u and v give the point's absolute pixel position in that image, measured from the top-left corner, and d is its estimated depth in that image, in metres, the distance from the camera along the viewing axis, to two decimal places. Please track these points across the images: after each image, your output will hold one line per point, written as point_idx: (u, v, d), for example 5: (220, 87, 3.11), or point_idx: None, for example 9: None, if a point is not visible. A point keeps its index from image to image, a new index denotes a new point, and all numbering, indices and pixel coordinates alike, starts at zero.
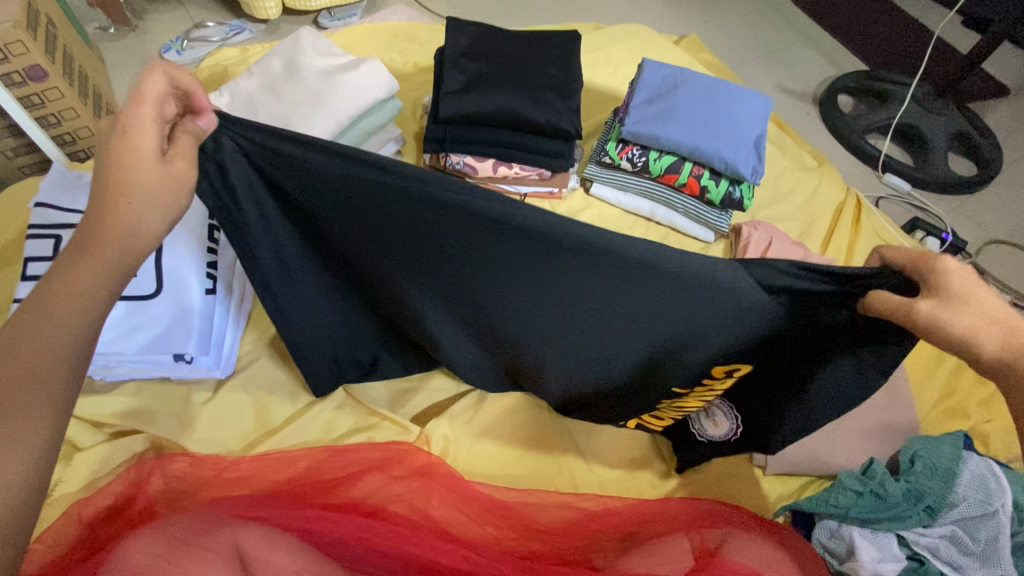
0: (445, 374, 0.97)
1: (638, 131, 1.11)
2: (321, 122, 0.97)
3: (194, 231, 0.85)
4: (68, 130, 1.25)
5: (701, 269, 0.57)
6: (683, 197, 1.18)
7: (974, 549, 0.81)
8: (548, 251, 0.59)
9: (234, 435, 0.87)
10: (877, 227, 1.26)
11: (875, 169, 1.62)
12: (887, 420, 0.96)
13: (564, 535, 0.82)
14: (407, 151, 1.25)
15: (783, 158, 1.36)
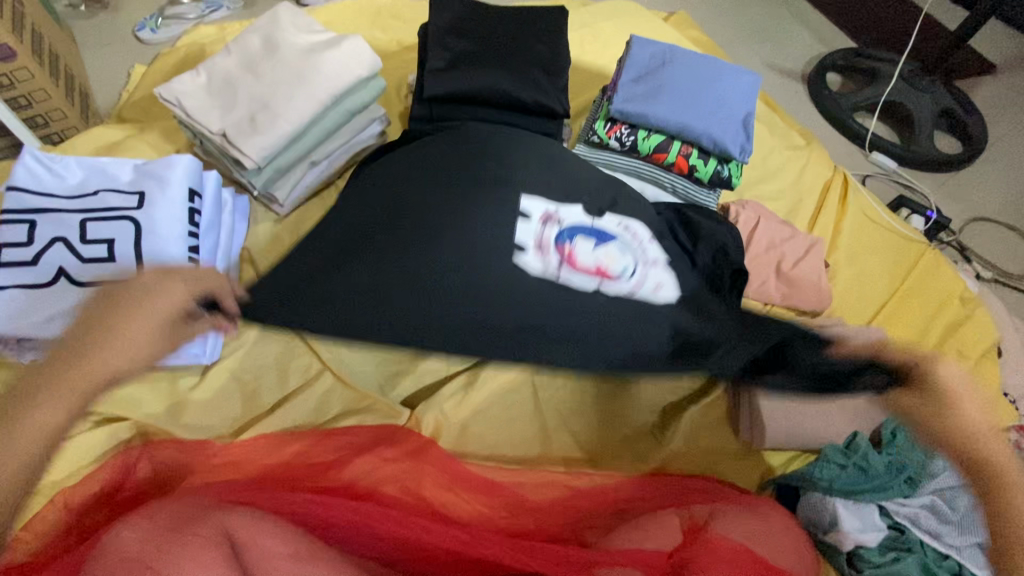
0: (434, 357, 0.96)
1: (627, 110, 1.10)
2: (302, 101, 0.94)
3: (174, 214, 0.83)
4: (41, 112, 1.21)
5: (612, 305, 0.87)
6: (672, 176, 1.17)
7: (952, 518, 0.85)
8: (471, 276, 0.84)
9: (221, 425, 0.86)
10: (864, 206, 1.26)
11: (863, 148, 1.62)
12: (870, 395, 0.98)
13: (552, 512, 0.83)
14: (392, 130, 1.21)
15: (772, 137, 1.35)
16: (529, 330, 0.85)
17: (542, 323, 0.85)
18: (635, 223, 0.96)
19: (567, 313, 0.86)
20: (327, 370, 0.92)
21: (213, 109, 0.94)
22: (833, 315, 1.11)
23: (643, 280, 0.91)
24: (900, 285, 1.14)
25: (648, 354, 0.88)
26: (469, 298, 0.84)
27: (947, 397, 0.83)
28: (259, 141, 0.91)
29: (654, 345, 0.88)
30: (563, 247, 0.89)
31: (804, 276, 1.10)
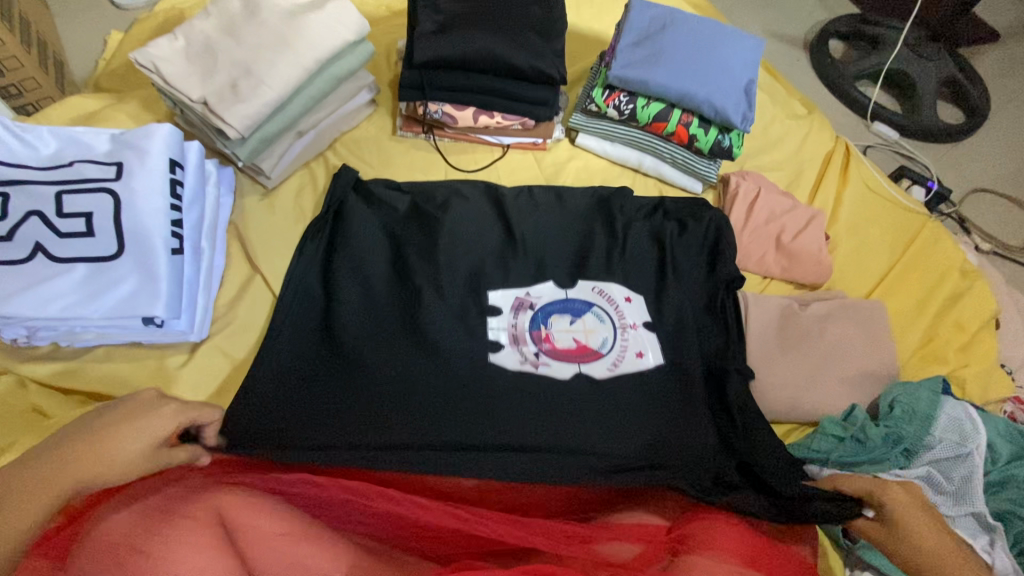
0: None
1: (626, 76, 1.06)
2: (286, 67, 0.90)
3: (155, 186, 0.79)
4: (14, 81, 1.16)
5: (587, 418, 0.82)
6: (671, 146, 1.14)
7: (948, 488, 0.85)
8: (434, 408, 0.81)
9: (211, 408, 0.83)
10: (865, 178, 1.23)
11: (865, 119, 1.59)
12: (867, 368, 0.98)
13: (549, 486, 0.82)
14: (381, 99, 1.17)
15: (773, 106, 1.32)
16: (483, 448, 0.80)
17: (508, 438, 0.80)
18: (609, 286, 0.95)
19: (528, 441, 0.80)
20: None
21: (192, 76, 0.89)
22: (832, 288, 1.09)
23: (621, 358, 0.89)
24: (900, 258, 1.12)
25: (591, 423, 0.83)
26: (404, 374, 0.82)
27: (898, 547, 0.75)
28: (242, 110, 0.87)
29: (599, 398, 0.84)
30: (539, 332, 0.90)
31: (805, 249, 1.08)
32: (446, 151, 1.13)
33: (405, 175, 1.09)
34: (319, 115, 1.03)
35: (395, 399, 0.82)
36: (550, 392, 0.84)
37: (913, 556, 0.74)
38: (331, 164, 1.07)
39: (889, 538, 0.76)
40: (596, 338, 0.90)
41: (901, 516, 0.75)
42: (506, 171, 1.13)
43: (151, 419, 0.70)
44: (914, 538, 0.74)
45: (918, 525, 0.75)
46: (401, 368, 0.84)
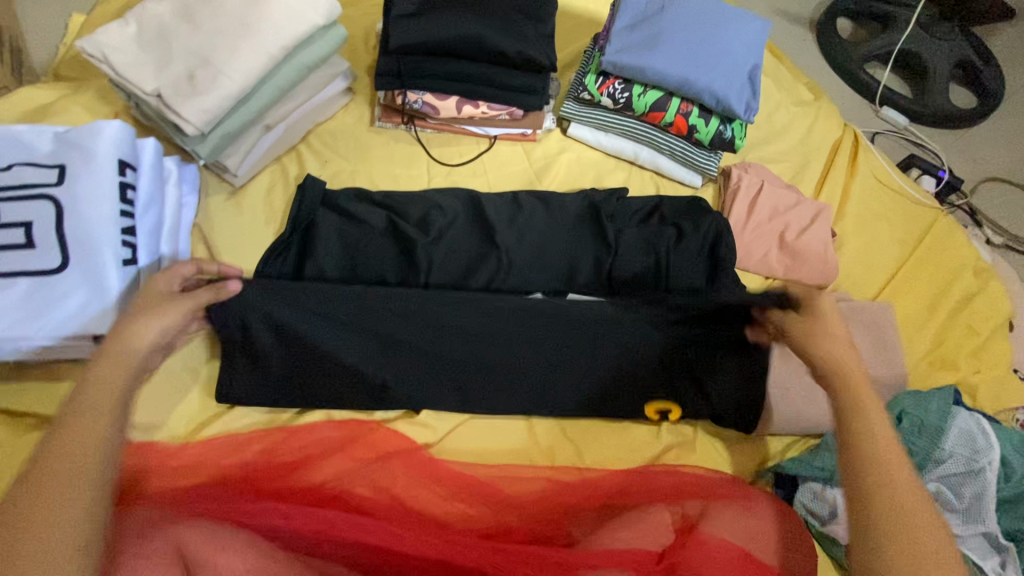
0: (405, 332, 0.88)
1: (620, 62, 0.99)
2: (248, 54, 0.82)
3: (102, 190, 0.72)
4: None
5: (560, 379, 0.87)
6: (669, 136, 1.06)
7: (957, 506, 0.81)
8: (439, 379, 0.85)
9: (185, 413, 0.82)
10: (875, 169, 1.16)
11: (873, 103, 1.51)
12: (874, 374, 0.93)
13: (536, 508, 0.78)
14: (358, 86, 1.09)
15: (779, 92, 1.24)
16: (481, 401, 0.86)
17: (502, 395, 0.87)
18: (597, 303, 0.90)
19: (514, 397, 0.87)
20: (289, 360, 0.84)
21: (145, 66, 0.81)
22: (837, 289, 1.03)
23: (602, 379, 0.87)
24: (910, 256, 1.06)
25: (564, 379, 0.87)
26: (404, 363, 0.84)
27: (851, 434, 0.61)
28: (199, 104, 0.79)
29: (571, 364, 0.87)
30: None
31: (809, 247, 1.02)
32: (429, 143, 1.06)
33: (385, 170, 1.02)
34: (289, 106, 0.95)
35: (385, 387, 0.84)
36: (533, 380, 0.86)
37: (877, 530, 0.55)
38: (304, 158, 0.99)
39: (850, 455, 0.60)
40: (582, 364, 0.87)
41: (820, 305, 0.72)
42: (494, 164, 1.06)
43: (158, 286, 0.71)
44: (872, 454, 0.59)
45: (886, 444, 0.60)
46: (400, 360, 0.84)
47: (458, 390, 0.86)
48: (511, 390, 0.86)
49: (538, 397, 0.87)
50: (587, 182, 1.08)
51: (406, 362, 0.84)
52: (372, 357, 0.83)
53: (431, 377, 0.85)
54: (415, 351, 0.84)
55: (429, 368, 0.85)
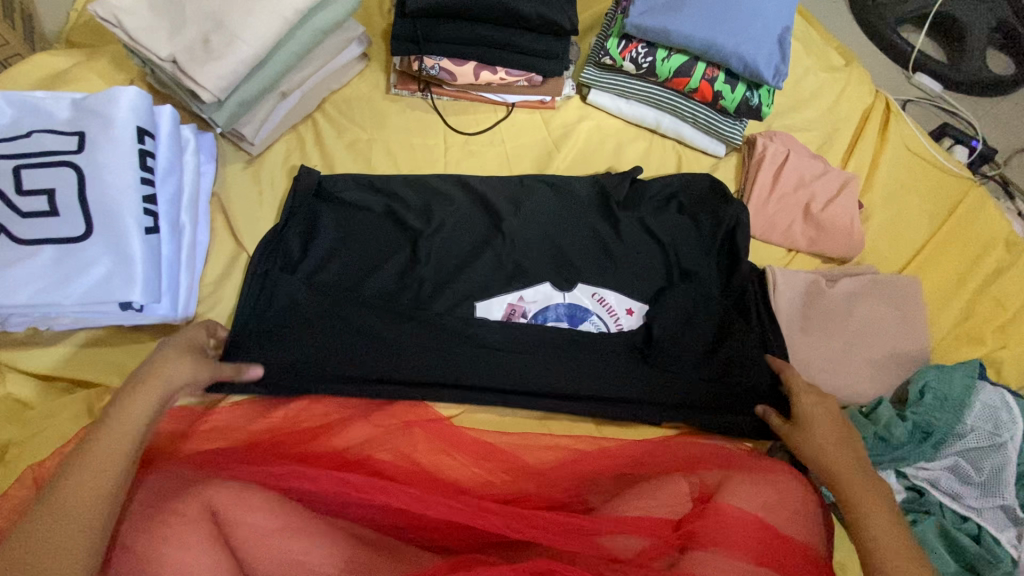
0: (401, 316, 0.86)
1: (644, 24, 0.95)
2: (263, 19, 0.80)
3: (123, 158, 0.72)
4: None
5: (563, 381, 0.86)
6: (693, 104, 1.03)
7: (975, 479, 0.81)
8: (447, 373, 0.84)
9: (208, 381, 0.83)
10: (906, 138, 1.12)
11: (906, 69, 1.45)
12: (896, 349, 0.92)
13: (554, 474, 0.79)
14: (373, 52, 1.06)
15: (807, 56, 1.19)
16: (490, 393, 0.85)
17: (510, 388, 0.85)
18: (609, 294, 0.91)
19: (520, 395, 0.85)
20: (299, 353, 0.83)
21: (160, 31, 0.80)
22: (862, 262, 1.01)
23: (607, 379, 0.87)
24: (939, 229, 1.04)
25: (566, 377, 0.86)
26: (408, 356, 0.83)
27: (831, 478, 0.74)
28: (215, 70, 0.78)
29: (569, 359, 0.87)
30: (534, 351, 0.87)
31: (835, 219, 1.00)
32: (446, 111, 1.04)
33: (401, 139, 1.00)
34: (304, 73, 0.93)
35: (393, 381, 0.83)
36: (536, 374, 0.85)
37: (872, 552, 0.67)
38: (320, 127, 0.98)
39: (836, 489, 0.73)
40: (583, 365, 0.87)
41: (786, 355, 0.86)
42: (512, 132, 1.04)
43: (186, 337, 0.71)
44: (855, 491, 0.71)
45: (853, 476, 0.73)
46: (402, 351, 0.84)
47: (468, 383, 0.84)
48: (518, 381, 0.85)
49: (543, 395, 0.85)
50: (607, 152, 1.05)
51: (410, 353, 0.84)
52: (377, 345, 0.83)
53: (441, 368, 0.84)
54: (422, 343, 0.85)
55: (434, 359, 0.84)
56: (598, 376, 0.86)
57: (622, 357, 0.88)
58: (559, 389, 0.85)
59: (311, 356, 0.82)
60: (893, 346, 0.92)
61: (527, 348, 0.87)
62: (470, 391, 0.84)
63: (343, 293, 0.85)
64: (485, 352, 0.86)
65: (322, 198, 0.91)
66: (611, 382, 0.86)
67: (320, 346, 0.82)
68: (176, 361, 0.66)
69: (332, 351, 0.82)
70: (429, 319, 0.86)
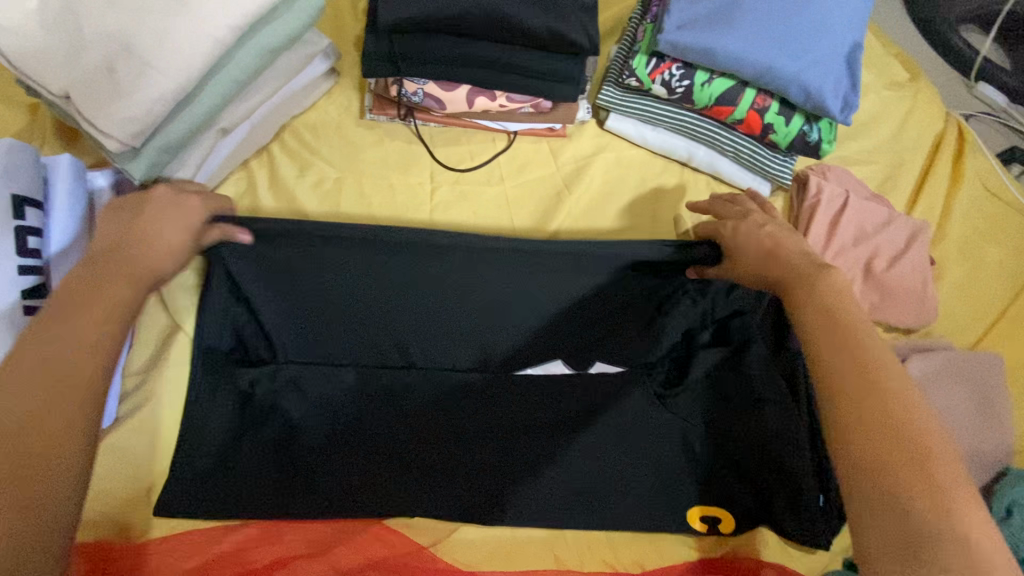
0: (383, 407, 0.73)
1: (683, 41, 0.75)
2: (186, 39, 0.60)
3: None
4: None
5: (573, 493, 0.70)
6: (735, 136, 0.85)
7: None
8: (439, 479, 0.69)
9: (125, 492, 0.65)
10: (983, 174, 0.94)
11: (966, 77, 1.26)
12: (977, 447, 0.76)
13: None
14: (343, 65, 0.86)
15: (866, 70, 1.00)
16: (490, 505, 0.69)
17: (515, 500, 0.69)
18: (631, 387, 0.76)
19: (527, 506, 0.69)
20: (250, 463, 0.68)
21: (53, 57, 0.60)
22: (932, 331, 0.85)
23: (629, 488, 0.71)
24: (1022, 290, 0.87)
25: (579, 492, 0.70)
26: (391, 459, 0.70)
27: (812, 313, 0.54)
28: (124, 113, 0.59)
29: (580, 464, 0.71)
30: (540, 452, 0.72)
31: (900, 281, 0.83)
32: (433, 140, 0.85)
33: (377, 178, 0.81)
34: (253, 102, 0.74)
35: (374, 492, 0.68)
36: (543, 483, 0.70)
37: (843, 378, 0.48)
38: (277, 164, 0.80)
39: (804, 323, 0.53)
40: (599, 474, 0.71)
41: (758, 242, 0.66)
42: (513, 168, 0.85)
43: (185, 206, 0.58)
44: (835, 320, 0.52)
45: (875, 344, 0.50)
46: (386, 453, 0.70)
47: (463, 493, 0.69)
48: (522, 490, 0.70)
49: (552, 508, 0.69)
50: (628, 191, 0.87)
51: (395, 453, 0.70)
52: (353, 445, 0.70)
53: (433, 474, 0.70)
54: (409, 442, 0.71)
55: (421, 461, 0.70)
56: (616, 486, 0.71)
57: (647, 465, 0.72)
58: (570, 506, 0.69)
59: (272, 465, 0.67)
60: (970, 443, 0.76)
61: (525, 457, 0.72)
62: (467, 506, 0.68)
63: (314, 384, 0.73)
64: (483, 452, 0.72)
65: (309, 269, 0.70)
66: (633, 495, 0.71)
67: (283, 452, 0.68)
68: (162, 226, 0.55)
69: (299, 455, 0.68)
70: (417, 411, 0.73)
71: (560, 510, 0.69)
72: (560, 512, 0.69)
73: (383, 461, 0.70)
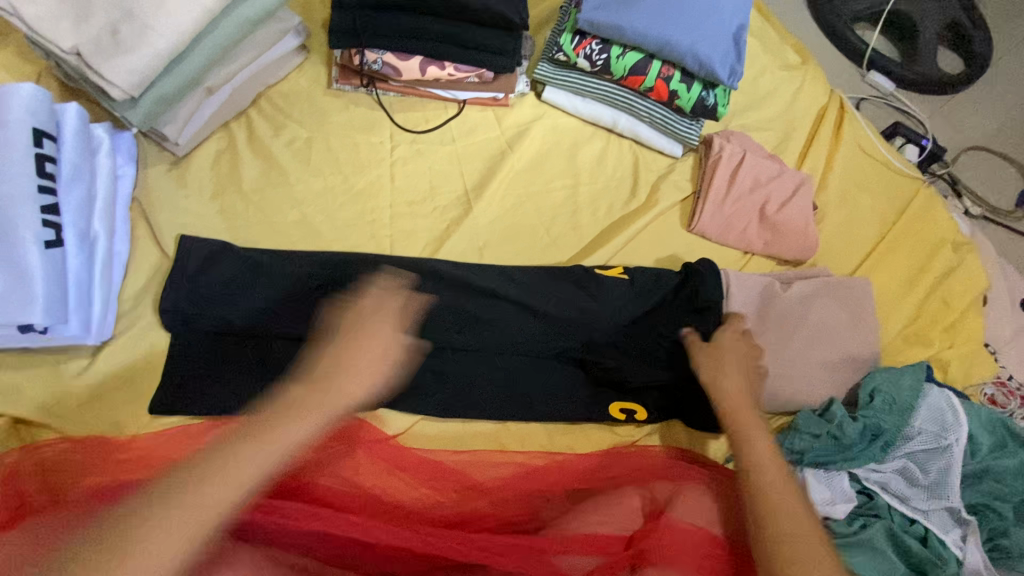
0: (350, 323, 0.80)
1: (597, 19, 0.92)
2: (181, 8, 0.73)
3: (16, 164, 0.65)
4: None
5: (513, 395, 0.83)
6: (649, 103, 1.00)
7: (922, 481, 0.82)
8: (401, 385, 0.80)
9: (123, 399, 0.75)
10: (860, 139, 1.12)
11: (859, 67, 1.46)
12: (850, 351, 0.92)
13: (507, 492, 0.75)
14: (313, 43, 0.99)
15: (763, 54, 1.18)
16: (443, 406, 0.81)
17: (465, 402, 0.82)
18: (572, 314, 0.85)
19: (474, 406, 0.82)
20: (231, 368, 0.77)
21: (61, 20, 0.71)
22: (817, 263, 1.01)
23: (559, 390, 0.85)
24: (890, 230, 1.04)
25: (519, 395, 0.83)
26: None
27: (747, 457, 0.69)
28: (126, 64, 0.71)
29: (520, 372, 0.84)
30: (485, 361, 0.83)
31: (790, 221, 0.99)
32: (393, 107, 0.98)
33: (343, 138, 0.94)
34: (233, 69, 0.86)
35: None
36: (488, 387, 0.83)
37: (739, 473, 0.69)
38: (254, 125, 0.91)
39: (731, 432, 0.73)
40: (536, 381, 0.84)
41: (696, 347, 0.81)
42: (463, 131, 0.99)
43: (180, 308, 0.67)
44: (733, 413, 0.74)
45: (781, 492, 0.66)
46: None
47: (424, 394, 0.81)
48: (472, 393, 0.82)
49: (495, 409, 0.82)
50: (563, 152, 1.02)
51: None
52: (325, 357, 0.79)
53: (395, 381, 0.81)
54: None
55: None
56: (549, 390, 0.84)
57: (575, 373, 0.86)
58: (511, 406, 0.83)
59: (251, 372, 0.77)
60: (844, 348, 0.92)
61: (475, 367, 0.83)
62: (423, 405, 0.81)
63: (286, 302, 0.79)
64: (438, 363, 0.83)
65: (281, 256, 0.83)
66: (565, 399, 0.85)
67: (261, 360, 0.78)
68: None
69: (274, 363, 0.78)
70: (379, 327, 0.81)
71: (502, 410, 0.83)
72: (500, 410, 0.82)
73: (353, 369, 0.80)
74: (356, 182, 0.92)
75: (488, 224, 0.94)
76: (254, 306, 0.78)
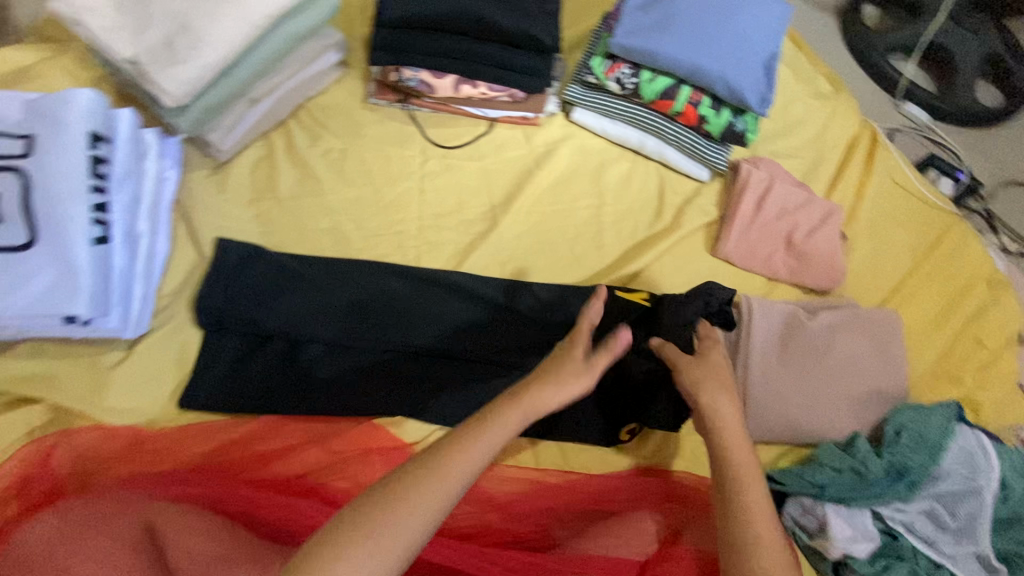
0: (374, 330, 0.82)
1: (629, 45, 0.94)
2: (232, 24, 0.77)
3: (72, 164, 0.69)
4: None
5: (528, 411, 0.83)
6: (677, 126, 1.01)
7: (950, 525, 0.79)
8: (419, 393, 0.81)
9: (152, 392, 0.78)
10: (893, 171, 1.11)
11: (893, 98, 1.45)
12: (876, 386, 0.90)
13: (517, 509, 0.74)
14: (352, 59, 1.03)
15: (795, 82, 1.18)
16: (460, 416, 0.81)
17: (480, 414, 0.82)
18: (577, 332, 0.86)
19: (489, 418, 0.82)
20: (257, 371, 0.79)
21: (121, 31, 0.76)
22: (844, 294, 0.99)
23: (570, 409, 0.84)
24: (921, 264, 1.02)
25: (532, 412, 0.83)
26: (379, 374, 0.81)
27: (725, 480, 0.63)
28: (179, 75, 0.75)
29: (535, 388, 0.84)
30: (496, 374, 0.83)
31: (817, 250, 0.98)
32: (425, 123, 1.01)
33: (376, 151, 0.97)
34: (276, 81, 0.90)
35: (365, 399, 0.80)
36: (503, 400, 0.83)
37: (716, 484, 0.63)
38: (293, 136, 0.95)
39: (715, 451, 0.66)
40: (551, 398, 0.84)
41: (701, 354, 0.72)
42: (492, 148, 1.01)
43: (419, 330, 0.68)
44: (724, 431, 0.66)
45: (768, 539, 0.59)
46: (376, 368, 0.82)
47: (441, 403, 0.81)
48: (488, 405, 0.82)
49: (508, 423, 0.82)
50: (589, 172, 1.03)
51: (382, 370, 0.82)
52: (348, 362, 0.81)
53: (414, 389, 0.81)
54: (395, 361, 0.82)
55: (405, 376, 0.82)
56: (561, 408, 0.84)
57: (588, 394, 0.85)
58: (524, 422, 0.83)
59: (277, 372, 0.80)
60: (869, 383, 0.90)
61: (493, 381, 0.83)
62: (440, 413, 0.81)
63: (315, 307, 0.82)
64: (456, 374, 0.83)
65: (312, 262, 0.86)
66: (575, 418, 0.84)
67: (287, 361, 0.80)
68: None
69: (299, 366, 0.80)
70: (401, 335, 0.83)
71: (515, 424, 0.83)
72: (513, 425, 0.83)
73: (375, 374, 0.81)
74: (386, 194, 0.95)
75: (513, 240, 0.95)
76: (286, 309, 0.81)
